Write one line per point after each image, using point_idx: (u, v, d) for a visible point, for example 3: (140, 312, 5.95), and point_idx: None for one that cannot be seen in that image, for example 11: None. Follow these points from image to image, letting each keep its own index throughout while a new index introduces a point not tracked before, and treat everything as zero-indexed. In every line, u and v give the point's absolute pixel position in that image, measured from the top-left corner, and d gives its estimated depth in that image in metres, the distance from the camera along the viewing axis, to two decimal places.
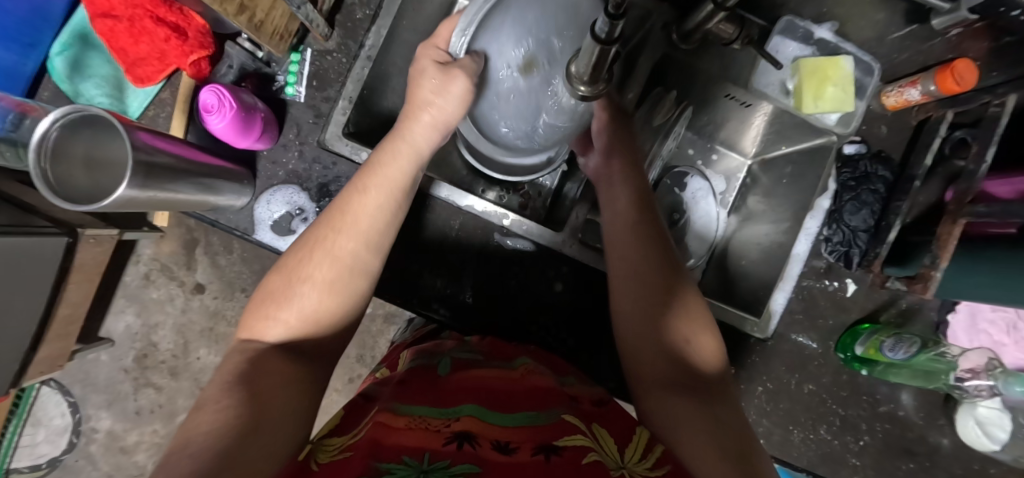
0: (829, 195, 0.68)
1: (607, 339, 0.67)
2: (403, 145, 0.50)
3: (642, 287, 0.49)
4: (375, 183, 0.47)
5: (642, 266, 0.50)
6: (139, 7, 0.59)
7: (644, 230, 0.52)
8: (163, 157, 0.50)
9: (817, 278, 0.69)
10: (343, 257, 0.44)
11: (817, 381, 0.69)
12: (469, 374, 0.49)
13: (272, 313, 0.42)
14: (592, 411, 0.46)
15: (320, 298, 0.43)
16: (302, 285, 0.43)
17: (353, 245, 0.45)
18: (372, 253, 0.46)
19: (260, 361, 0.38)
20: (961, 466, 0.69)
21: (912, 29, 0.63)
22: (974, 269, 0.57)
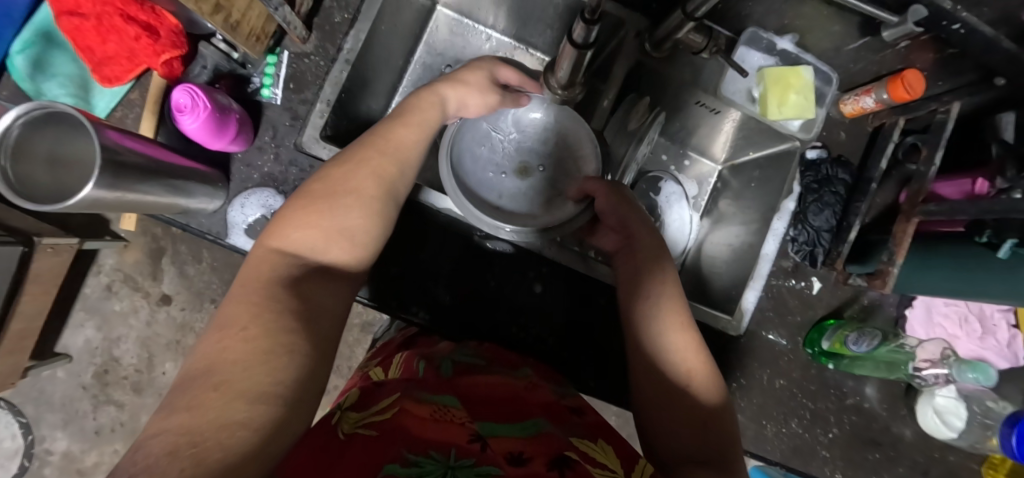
0: (794, 197, 0.70)
1: (591, 342, 0.67)
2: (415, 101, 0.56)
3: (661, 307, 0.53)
4: (413, 124, 0.54)
5: (658, 310, 0.53)
6: (109, 5, 0.59)
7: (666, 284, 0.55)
8: (131, 156, 0.48)
9: (785, 276, 0.72)
10: (381, 177, 0.50)
11: (787, 376, 0.71)
12: (474, 380, 0.49)
13: (303, 235, 0.44)
14: (598, 429, 0.45)
15: (365, 217, 0.47)
16: (342, 194, 0.47)
17: (389, 169, 0.51)
18: (401, 179, 0.52)
19: (302, 281, 0.41)
20: (917, 451, 0.74)
21: (865, 41, 0.62)
22: (928, 266, 0.61)
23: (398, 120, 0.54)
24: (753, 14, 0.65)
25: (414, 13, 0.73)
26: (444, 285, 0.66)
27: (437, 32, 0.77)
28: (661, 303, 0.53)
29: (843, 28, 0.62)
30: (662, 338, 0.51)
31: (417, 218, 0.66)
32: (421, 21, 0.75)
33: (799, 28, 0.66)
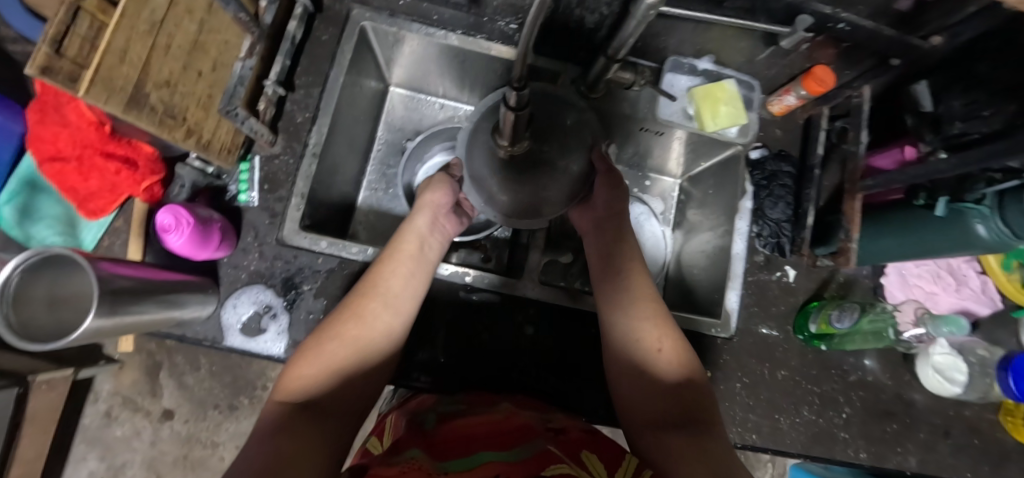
0: (749, 196, 0.75)
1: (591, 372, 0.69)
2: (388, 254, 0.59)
3: (642, 303, 0.58)
4: (388, 286, 0.57)
5: (631, 308, 0.58)
6: (87, 147, 0.61)
7: (637, 280, 0.60)
8: (124, 281, 0.51)
9: (761, 271, 0.76)
10: (366, 334, 0.53)
11: (787, 366, 0.73)
12: (457, 424, 0.52)
13: (306, 372, 0.50)
14: (580, 438, 0.50)
15: (349, 355, 0.52)
16: (330, 351, 0.52)
17: (379, 314, 0.55)
18: (386, 338, 0.55)
19: (295, 417, 0.46)
20: (927, 413, 0.76)
21: (772, 49, 0.69)
22: (882, 234, 0.65)
23: (371, 287, 0.56)
24: (670, 44, 0.72)
25: (370, 99, 0.79)
26: (435, 348, 0.67)
27: (394, 111, 0.84)
28: (630, 294, 0.59)
29: (750, 43, 0.69)
30: (636, 325, 0.57)
31: None
32: (377, 104, 0.82)
33: (713, 49, 0.72)
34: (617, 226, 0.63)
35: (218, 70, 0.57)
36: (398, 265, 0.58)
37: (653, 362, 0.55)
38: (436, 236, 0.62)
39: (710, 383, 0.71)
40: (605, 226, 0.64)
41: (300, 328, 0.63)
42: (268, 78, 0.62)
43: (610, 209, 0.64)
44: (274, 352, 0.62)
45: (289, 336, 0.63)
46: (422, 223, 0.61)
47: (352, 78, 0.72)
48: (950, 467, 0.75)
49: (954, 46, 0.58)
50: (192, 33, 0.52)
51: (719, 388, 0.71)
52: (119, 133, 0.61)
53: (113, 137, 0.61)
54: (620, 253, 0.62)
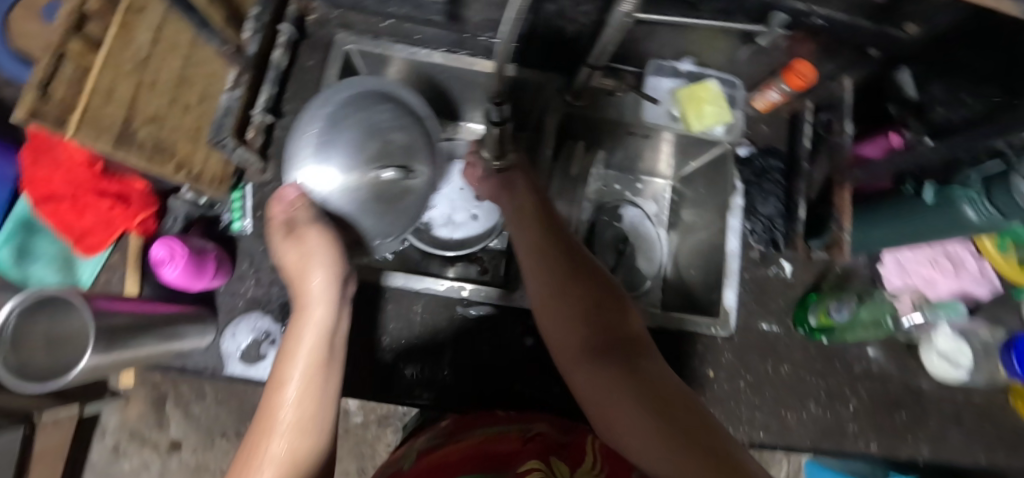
0: (740, 193, 0.75)
1: None
2: (282, 359, 0.40)
3: (551, 248, 0.48)
4: (285, 420, 0.37)
5: (545, 255, 0.48)
6: (80, 185, 0.62)
7: (551, 232, 0.50)
8: (121, 316, 0.51)
9: (757, 267, 0.76)
10: None
11: (791, 361, 0.73)
12: (435, 456, 0.49)
13: None
14: (551, 447, 0.48)
15: None
16: None
17: (284, 459, 0.35)
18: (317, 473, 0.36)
19: None
20: (936, 400, 0.75)
21: (751, 47, 0.69)
22: (875, 224, 0.65)
23: (265, 425, 0.37)
24: (651, 48, 0.73)
25: None
26: (435, 364, 0.67)
27: None
28: (542, 244, 0.49)
29: (729, 42, 0.70)
30: (549, 274, 0.47)
31: (400, 303, 0.69)
32: None
33: (694, 50, 0.73)
34: (529, 189, 0.54)
35: (205, 102, 0.57)
36: (290, 361, 0.40)
37: (587, 312, 0.44)
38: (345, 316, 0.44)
39: (714, 383, 0.71)
40: (512, 183, 0.55)
41: None
42: (255, 107, 0.63)
43: (510, 177, 0.56)
44: None
45: None
46: (317, 310, 0.42)
47: None
48: (963, 453, 0.75)
49: (931, 33, 0.58)
50: (177, 68, 0.53)
51: (723, 387, 0.71)
52: (111, 170, 0.62)
53: (105, 175, 0.63)
54: (526, 211, 0.52)
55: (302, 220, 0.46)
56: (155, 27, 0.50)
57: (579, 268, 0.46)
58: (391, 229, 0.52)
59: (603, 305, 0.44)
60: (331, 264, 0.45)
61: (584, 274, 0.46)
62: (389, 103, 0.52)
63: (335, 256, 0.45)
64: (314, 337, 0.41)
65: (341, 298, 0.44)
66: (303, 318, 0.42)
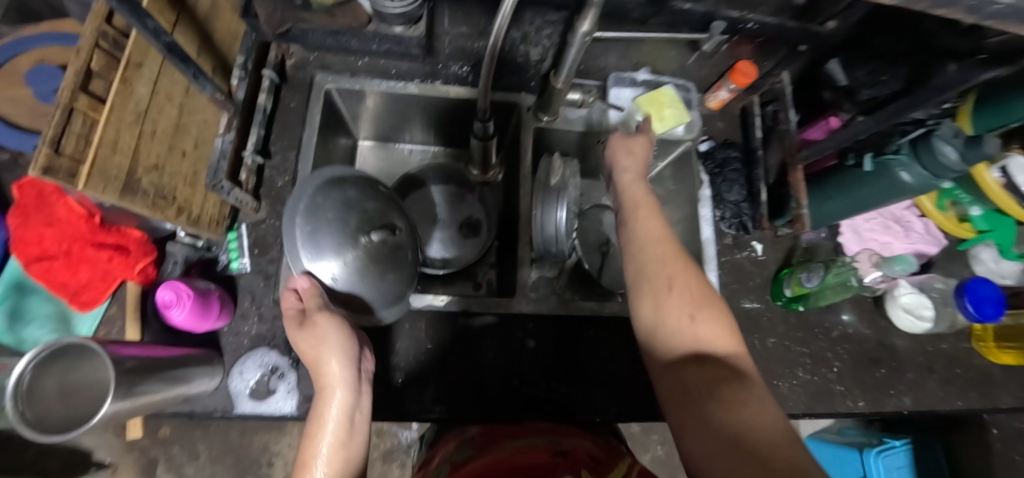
0: (706, 185, 0.82)
1: (594, 373, 0.72)
2: (307, 444, 0.44)
3: (674, 268, 0.50)
4: None
5: (646, 272, 0.50)
6: (74, 240, 0.62)
7: (673, 247, 0.52)
8: (133, 361, 0.52)
9: (731, 250, 0.81)
10: None
11: (775, 334, 0.78)
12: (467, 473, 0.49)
13: None
14: (587, 462, 0.48)
15: None
16: None
17: None
18: None
19: None
20: (907, 354, 0.82)
21: (698, 53, 0.77)
22: (824, 197, 0.72)
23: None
24: (609, 62, 0.80)
25: (342, 155, 0.83)
26: (443, 378, 0.69)
27: (367, 163, 0.88)
28: (656, 262, 0.50)
29: (678, 51, 0.77)
30: (659, 299, 0.48)
31: (404, 323, 0.71)
32: (349, 159, 0.86)
33: (647, 61, 0.81)
34: (646, 196, 0.58)
35: (199, 147, 0.59)
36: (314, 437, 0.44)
37: (686, 335, 0.46)
38: (364, 391, 0.48)
39: None
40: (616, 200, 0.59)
41: (310, 382, 0.64)
42: (246, 148, 0.65)
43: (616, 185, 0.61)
44: (286, 411, 0.63)
45: (300, 392, 0.64)
46: (338, 397, 0.45)
47: (324, 138, 0.76)
48: (938, 398, 0.81)
49: (848, 27, 0.67)
50: (173, 117, 0.55)
51: None
52: (108, 222, 0.61)
53: (103, 227, 0.62)
54: (649, 214, 0.55)
55: (317, 317, 0.47)
56: (151, 80, 0.51)
57: (697, 296, 0.48)
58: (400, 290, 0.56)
59: (696, 319, 0.46)
60: (343, 337, 0.47)
61: (706, 305, 0.47)
62: (347, 186, 0.54)
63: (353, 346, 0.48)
64: (338, 426, 0.44)
65: (360, 381, 0.47)
66: (325, 405, 0.45)
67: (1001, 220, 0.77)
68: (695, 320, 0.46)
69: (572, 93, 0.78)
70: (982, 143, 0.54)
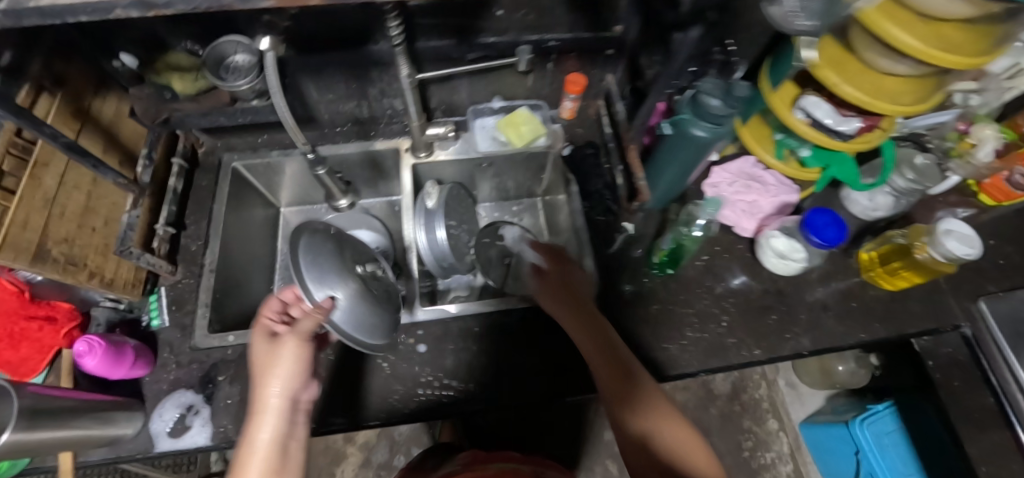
0: (571, 183, 0.92)
1: (495, 363, 0.78)
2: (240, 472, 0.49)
3: (581, 314, 0.73)
4: None
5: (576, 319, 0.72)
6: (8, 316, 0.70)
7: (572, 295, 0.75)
8: (52, 400, 0.60)
9: (606, 234, 0.89)
10: None
11: (658, 301, 0.84)
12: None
13: None
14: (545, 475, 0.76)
15: None
16: None
17: None
18: None
19: None
20: (796, 298, 0.86)
21: (534, 75, 0.91)
22: (657, 166, 0.80)
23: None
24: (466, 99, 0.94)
25: (261, 221, 0.96)
26: (346, 392, 0.75)
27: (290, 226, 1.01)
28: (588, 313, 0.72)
29: (516, 77, 0.91)
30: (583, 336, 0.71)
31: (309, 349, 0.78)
32: (271, 224, 0.99)
33: (498, 91, 0.94)
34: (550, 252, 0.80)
35: (110, 224, 0.72)
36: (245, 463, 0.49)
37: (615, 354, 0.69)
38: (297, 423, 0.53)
39: None
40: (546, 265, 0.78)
41: (223, 413, 0.72)
42: (158, 222, 0.79)
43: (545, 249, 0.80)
44: (200, 443, 0.69)
45: (213, 423, 0.71)
46: (270, 427, 0.51)
47: (235, 207, 0.89)
48: (837, 335, 0.84)
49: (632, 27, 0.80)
50: (82, 201, 0.69)
51: None
52: (40, 297, 0.72)
53: (34, 302, 0.72)
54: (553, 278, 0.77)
55: (272, 357, 0.54)
56: (58, 174, 0.65)
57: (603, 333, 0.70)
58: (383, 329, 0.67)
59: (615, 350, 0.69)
60: (286, 362, 0.53)
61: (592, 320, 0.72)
62: (338, 238, 0.68)
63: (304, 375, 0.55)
64: (272, 462, 0.50)
65: (295, 415, 0.53)
66: (259, 433, 0.51)
67: (832, 154, 0.83)
68: (616, 348, 0.69)
69: (435, 129, 0.91)
70: (732, 88, 0.66)
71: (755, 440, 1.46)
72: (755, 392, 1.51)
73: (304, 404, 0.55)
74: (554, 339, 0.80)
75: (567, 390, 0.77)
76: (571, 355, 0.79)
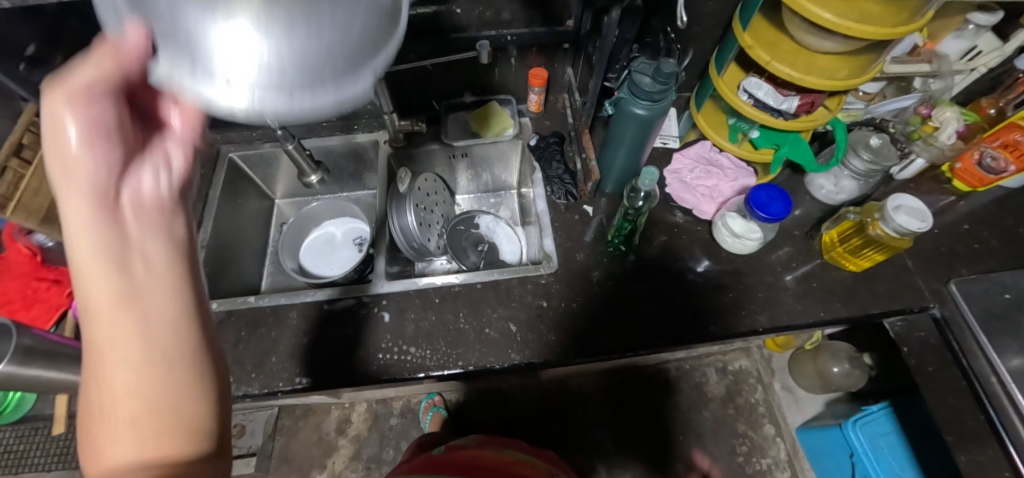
0: (537, 170, 0.98)
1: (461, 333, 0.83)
2: (78, 287, 0.41)
3: None
4: (110, 312, 0.40)
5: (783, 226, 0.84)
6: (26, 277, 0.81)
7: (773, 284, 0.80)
8: (50, 344, 0.70)
9: (567, 216, 0.94)
10: (145, 388, 0.39)
11: (614, 278, 0.87)
12: (462, 453, 0.69)
13: (108, 437, 0.38)
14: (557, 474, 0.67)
15: (135, 436, 0.39)
16: (122, 428, 0.39)
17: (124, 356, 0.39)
18: (183, 358, 0.42)
19: None
20: (753, 277, 0.87)
21: (501, 70, 0.98)
22: (612, 146, 0.87)
23: (94, 353, 0.39)
24: (441, 94, 1.02)
25: (257, 208, 1.06)
26: (314, 354, 0.81)
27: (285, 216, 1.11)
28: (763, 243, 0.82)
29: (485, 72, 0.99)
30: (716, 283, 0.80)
31: (284, 316, 0.85)
32: (266, 213, 1.08)
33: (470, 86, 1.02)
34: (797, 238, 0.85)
35: None
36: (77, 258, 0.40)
37: None
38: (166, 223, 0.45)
39: (554, 311, 0.85)
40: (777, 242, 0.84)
41: None
42: None
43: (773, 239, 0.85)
44: None
45: None
46: (89, 225, 0.41)
47: (231, 192, 0.99)
48: (795, 313, 0.85)
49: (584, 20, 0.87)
50: None
51: (559, 312, 0.84)
52: (49, 261, 0.82)
53: (45, 265, 0.82)
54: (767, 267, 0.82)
55: (44, 136, 0.40)
56: None
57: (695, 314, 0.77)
58: (363, 47, 0.35)
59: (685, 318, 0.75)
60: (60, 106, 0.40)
61: None
62: None
63: (106, 143, 0.42)
64: (111, 262, 0.41)
65: (116, 208, 0.43)
66: (75, 235, 0.41)
67: (781, 136, 0.88)
68: None
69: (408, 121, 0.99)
70: (662, 67, 0.70)
71: (751, 445, 1.39)
72: (751, 397, 1.45)
73: (140, 193, 0.45)
74: (512, 311, 0.85)
75: (520, 358, 0.80)
76: (526, 326, 0.83)
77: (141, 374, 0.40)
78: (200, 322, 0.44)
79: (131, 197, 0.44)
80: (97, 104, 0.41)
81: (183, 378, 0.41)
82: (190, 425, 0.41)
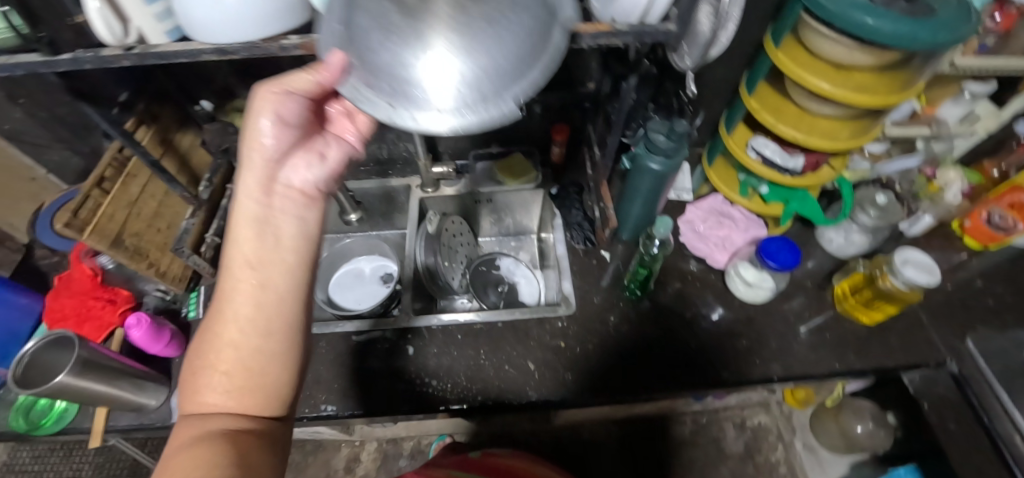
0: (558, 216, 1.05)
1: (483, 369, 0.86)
2: (236, 233, 0.50)
3: None
4: (250, 271, 0.49)
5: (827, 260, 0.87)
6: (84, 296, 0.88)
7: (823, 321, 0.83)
8: (104, 359, 0.76)
9: (585, 261, 1.00)
10: (250, 339, 0.48)
11: (629, 320, 0.91)
12: (496, 460, 0.71)
13: (215, 372, 0.47)
14: None
15: (233, 363, 0.47)
16: (222, 364, 0.47)
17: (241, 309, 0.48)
18: (283, 321, 0.50)
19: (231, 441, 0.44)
20: (765, 325, 0.90)
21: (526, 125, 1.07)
22: (627, 198, 0.92)
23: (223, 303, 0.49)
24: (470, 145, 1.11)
25: None
26: (341, 382, 0.85)
27: None
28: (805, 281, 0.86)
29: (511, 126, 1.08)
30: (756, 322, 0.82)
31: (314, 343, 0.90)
32: None
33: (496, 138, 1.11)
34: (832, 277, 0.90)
35: (171, 227, 0.91)
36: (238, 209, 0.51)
37: None
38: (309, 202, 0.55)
39: (571, 350, 0.88)
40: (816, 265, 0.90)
41: None
42: None
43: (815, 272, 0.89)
44: None
45: None
46: (252, 195, 0.51)
47: None
48: (808, 362, 0.86)
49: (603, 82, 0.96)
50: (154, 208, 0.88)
51: (576, 352, 0.87)
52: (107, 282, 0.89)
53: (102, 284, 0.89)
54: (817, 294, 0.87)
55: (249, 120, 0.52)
56: (141, 184, 0.85)
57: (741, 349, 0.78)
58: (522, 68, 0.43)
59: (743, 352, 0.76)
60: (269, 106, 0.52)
61: None
62: None
63: (289, 134, 0.54)
64: (260, 225, 0.51)
65: (274, 186, 0.53)
66: (242, 203, 0.51)
67: (790, 191, 0.93)
68: None
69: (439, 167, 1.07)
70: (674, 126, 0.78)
71: None
72: (772, 455, 1.42)
73: (293, 180, 0.54)
74: (531, 348, 0.88)
75: (537, 395, 0.83)
76: (543, 363, 0.86)
77: (257, 324, 0.48)
78: (307, 295, 0.53)
79: (287, 183, 0.54)
80: (290, 106, 0.54)
81: (282, 344, 0.49)
82: (268, 380, 0.49)
